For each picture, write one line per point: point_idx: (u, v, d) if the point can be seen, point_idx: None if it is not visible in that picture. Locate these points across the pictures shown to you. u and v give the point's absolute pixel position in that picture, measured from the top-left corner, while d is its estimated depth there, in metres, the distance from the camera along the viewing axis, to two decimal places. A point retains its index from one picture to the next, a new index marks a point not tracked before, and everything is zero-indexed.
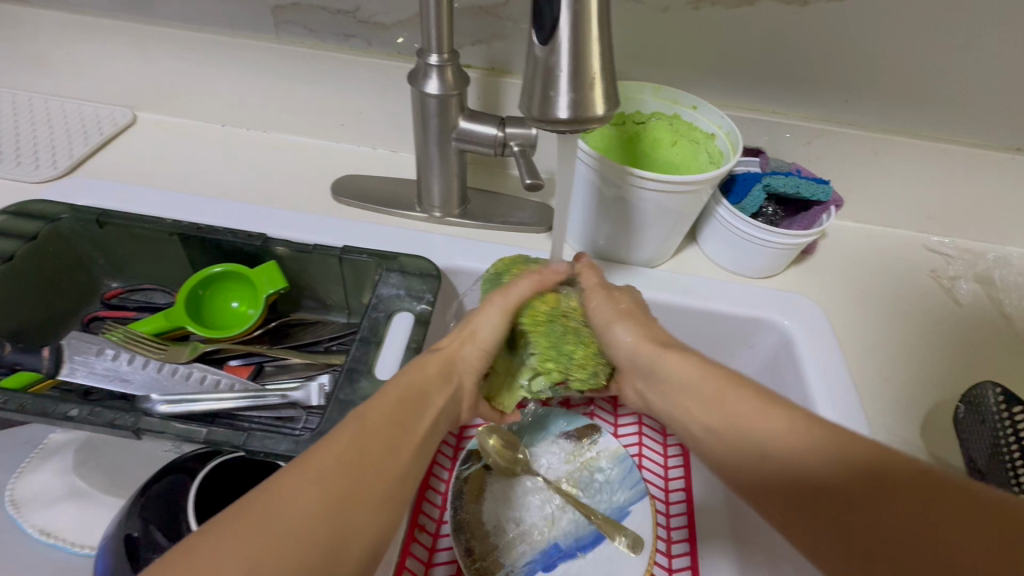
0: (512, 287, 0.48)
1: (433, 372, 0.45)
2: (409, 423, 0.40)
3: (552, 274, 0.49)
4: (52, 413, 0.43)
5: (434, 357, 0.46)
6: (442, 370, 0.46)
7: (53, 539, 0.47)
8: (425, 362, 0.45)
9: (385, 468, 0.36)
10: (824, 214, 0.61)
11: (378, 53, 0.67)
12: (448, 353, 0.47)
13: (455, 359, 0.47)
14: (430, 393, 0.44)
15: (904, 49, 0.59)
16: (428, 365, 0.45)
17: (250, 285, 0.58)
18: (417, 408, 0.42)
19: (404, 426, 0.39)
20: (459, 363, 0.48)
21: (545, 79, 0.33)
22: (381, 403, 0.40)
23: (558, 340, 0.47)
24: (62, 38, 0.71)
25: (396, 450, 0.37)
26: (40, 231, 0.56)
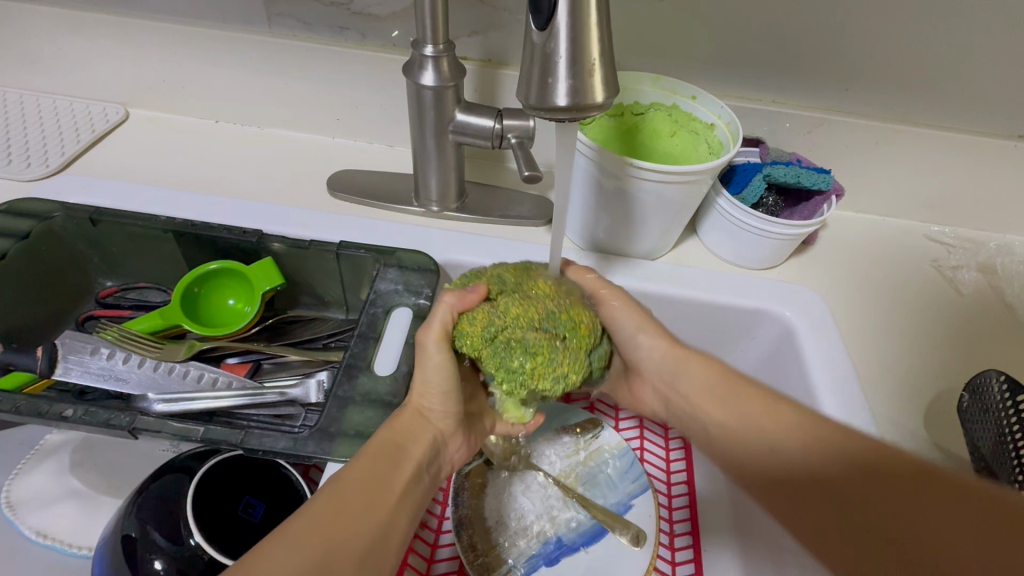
0: (432, 316, 0.43)
1: (405, 425, 0.43)
2: (382, 482, 0.39)
3: (471, 295, 0.43)
4: (46, 413, 0.42)
5: (403, 411, 0.44)
6: (413, 422, 0.44)
7: (51, 540, 0.46)
8: (395, 418, 0.43)
9: (361, 531, 0.37)
10: (824, 204, 0.60)
11: (373, 45, 0.66)
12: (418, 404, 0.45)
13: (423, 411, 0.45)
14: (405, 447, 0.42)
15: (906, 35, 0.58)
16: (399, 419, 0.43)
17: (247, 282, 0.58)
18: (393, 462, 0.41)
19: (380, 487, 0.39)
20: (428, 415, 0.45)
21: (543, 65, 0.32)
22: (354, 465, 0.39)
23: (497, 356, 0.42)
24: (51, 33, 0.70)
25: (368, 515, 0.38)
26: (32, 230, 0.55)
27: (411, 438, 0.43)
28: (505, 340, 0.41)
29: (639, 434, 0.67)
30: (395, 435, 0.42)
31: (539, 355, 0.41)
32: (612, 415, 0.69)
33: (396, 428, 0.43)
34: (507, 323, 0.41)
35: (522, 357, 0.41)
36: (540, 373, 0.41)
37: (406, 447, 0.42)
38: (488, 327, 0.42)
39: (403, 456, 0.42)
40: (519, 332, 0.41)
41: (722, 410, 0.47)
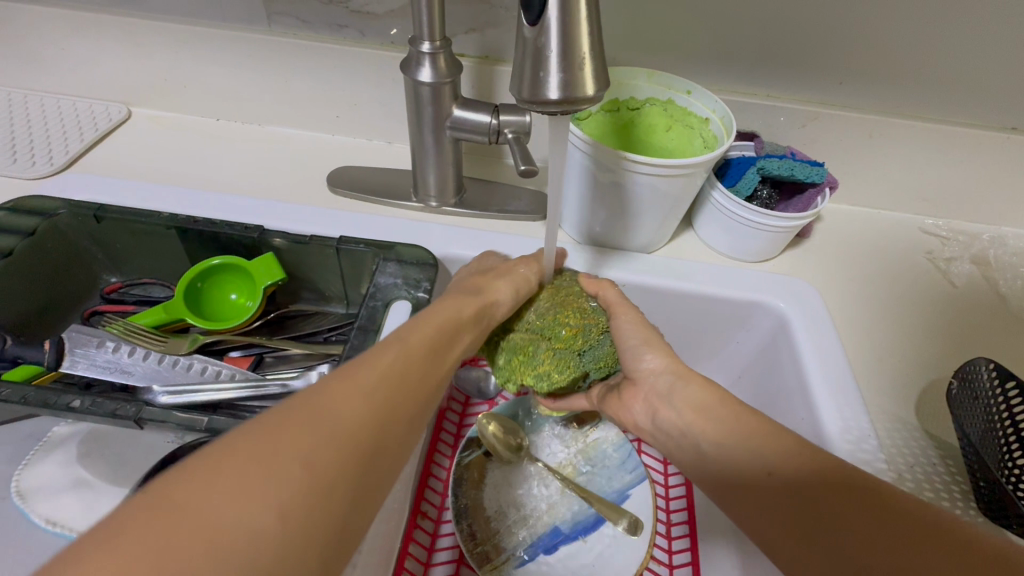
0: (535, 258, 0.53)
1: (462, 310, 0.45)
2: (433, 353, 0.40)
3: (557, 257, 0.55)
4: (54, 404, 0.43)
5: (464, 301, 0.46)
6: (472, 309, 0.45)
7: (61, 528, 0.47)
8: (454, 303, 0.45)
9: (423, 392, 0.37)
10: (818, 196, 0.61)
11: (371, 43, 0.67)
12: (478, 292, 0.47)
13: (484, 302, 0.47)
14: (459, 335, 0.43)
15: (899, 29, 0.58)
16: (458, 307, 0.45)
17: (248, 277, 0.59)
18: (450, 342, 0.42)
19: (434, 356, 0.40)
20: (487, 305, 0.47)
21: (535, 59, 0.33)
22: (419, 333, 0.40)
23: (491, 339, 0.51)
24: (54, 34, 0.71)
25: (431, 374, 0.38)
26: (38, 227, 0.56)
27: (464, 321, 0.44)
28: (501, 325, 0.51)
29: None
30: (453, 315, 0.44)
31: (520, 353, 0.48)
32: None
33: (449, 308, 0.44)
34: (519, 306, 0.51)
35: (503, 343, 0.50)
36: (520, 368, 0.48)
37: (458, 330, 0.43)
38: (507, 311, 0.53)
39: (456, 338, 0.43)
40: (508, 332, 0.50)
41: (714, 428, 0.42)
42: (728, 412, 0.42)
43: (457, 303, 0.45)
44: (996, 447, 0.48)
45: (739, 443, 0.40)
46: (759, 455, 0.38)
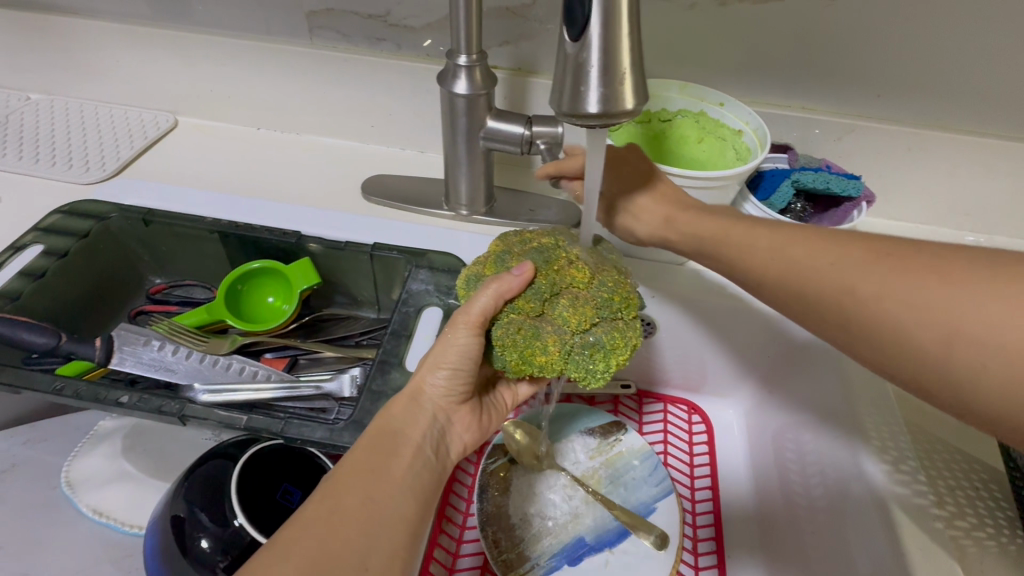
0: (471, 303, 0.43)
1: (399, 411, 0.44)
2: (379, 465, 0.40)
3: (508, 278, 0.43)
4: (105, 399, 0.46)
5: (399, 398, 0.45)
6: (410, 407, 0.44)
7: (106, 518, 0.49)
8: (388, 409, 0.44)
9: (371, 524, 0.37)
10: (855, 210, 0.60)
11: (407, 55, 0.69)
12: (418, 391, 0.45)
13: (421, 390, 0.45)
14: (403, 433, 0.43)
15: (940, 41, 0.58)
16: (393, 407, 0.44)
17: (286, 281, 0.61)
18: (393, 446, 0.41)
19: (378, 474, 0.39)
20: (428, 391, 0.45)
21: (576, 74, 0.33)
22: (356, 453, 0.40)
23: (581, 367, 0.44)
24: (111, 47, 0.75)
25: (376, 493, 0.38)
26: (91, 229, 0.59)
27: (403, 420, 0.43)
28: (574, 351, 0.44)
29: (664, 438, 0.67)
30: (393, 423, 0.43)
31: (612, 343, 0.44)
32: (636, 418, 0.68)
33: (390, 415, 0.43)
34: (563, 333, 0.44)
35: (603, 361, 0.44)
36: (608, 358, 0.44)
37: (401, 430, 0.43)
38: (549, 347, 0.44)
39: (399, 438, 0.42)
40: (557, 339, 0.44)
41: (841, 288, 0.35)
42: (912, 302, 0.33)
43: (392, 409, 0.44)
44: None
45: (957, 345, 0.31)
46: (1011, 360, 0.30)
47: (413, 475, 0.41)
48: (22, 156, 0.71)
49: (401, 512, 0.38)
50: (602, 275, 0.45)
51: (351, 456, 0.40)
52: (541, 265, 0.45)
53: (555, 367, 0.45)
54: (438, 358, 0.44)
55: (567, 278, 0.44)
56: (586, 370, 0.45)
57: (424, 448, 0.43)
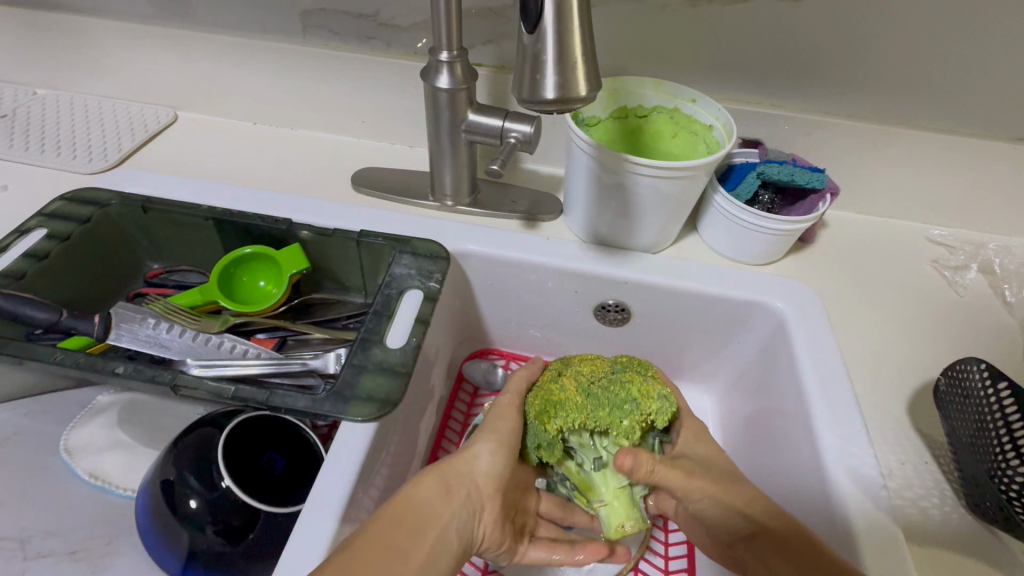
0: (509, 384, 0.57)
1: (429, 485, 0.46)
2: (405, 542, 0.42)
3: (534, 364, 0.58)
4: (101, 369, 0.49)
5: (430, 472, 0.47)
6: (441, 480, 0.47)
7: (102, 481, 0.52)
8: (420, 481, 0.46)
9: None
10: (820, 202, 0.63)
11: (396, 53, 0.72)
12: (462, 465, 0.50)
13: (456, 469, 0.49)
14: (429, 508, 0.45)
15: (898, 42, 0.61)
16: (426, 477, 0.47)
17: (276, 266, 0.63)
18: (417, 525, 0.44)
19: (399, 551, 0.41)
20: (465, 476, 0.49)
21: (533, 63, 0.36)
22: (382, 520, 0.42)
23: (603, 398, 0.54)
24: (114, 44, 0.78)
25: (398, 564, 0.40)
26: (92, 215, 0.63)
27: (434, 497, 0.46)
28: (593, 387, 0.54)
29: None
30: (428, 492, 0.46)
31: (627, 381, 0.54)
32: None
33: (422, 485, 0.46)
34: (580, 376, 0.55)
35: (622, 390, 0.54)
36: (632, 389, 0.54)
37: (430, 506, 0.45)
38: (566, 387, 0.54)
39: (428, 518, 0.45)
40: (581, 385, 0.54)
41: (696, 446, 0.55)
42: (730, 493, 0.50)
43: (429, 480, 0.47)
44: (971, 451, 0.48)
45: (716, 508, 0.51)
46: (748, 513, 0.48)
47: (432, 558, 0.43)
48: (28, 147, 0.74)
49: None
50: (624, 363, 0.57)
51: (383, 516, 0.42)
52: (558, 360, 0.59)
53: (578, 405, 0.53)
54: (481, 442, 0.52)
55: (582, 360, 0.57)
56: (607, 409, 0.54)
57: (450, 529, 0.46)
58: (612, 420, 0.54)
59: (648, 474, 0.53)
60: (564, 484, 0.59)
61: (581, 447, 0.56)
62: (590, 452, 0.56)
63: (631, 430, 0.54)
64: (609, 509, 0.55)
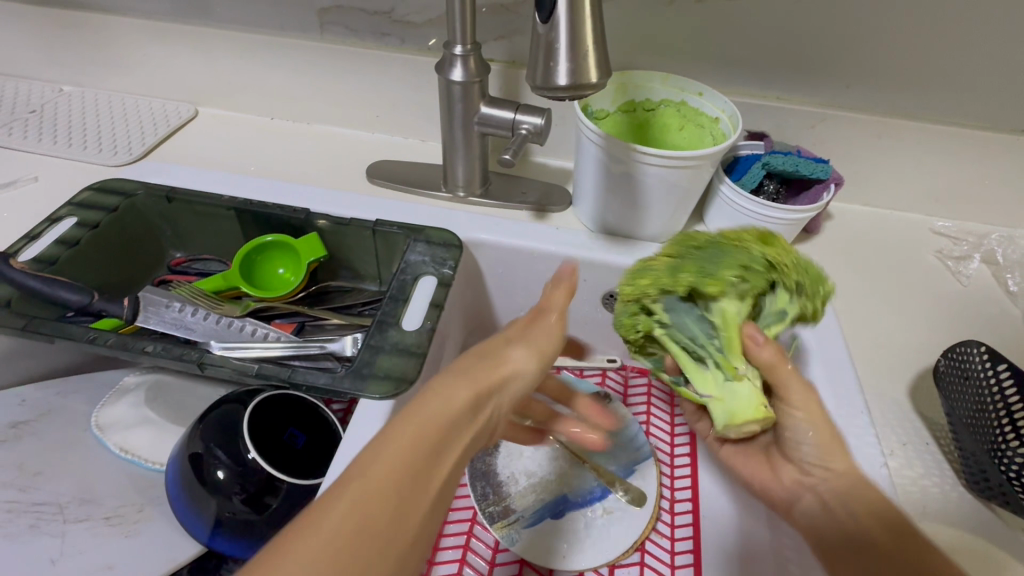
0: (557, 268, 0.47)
1: (459, 397, 0.39)
2: (429, 461, 0.35)
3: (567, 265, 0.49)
4: (132, 347, 0.51)
5: (464, 380, 0.40)
6: (473, 393, 0.40)
7: (131, 455, 0.55)
8: (450, 390, 0.39)
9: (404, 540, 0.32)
10: (824, 191, 0.64)
11: (410, 49, 0.75)
12: (492, 377, 0.41)
13: (494, 382, 0.41)
14: (461, 424, 0.38)
15: (900, 35, 0.62)
16: (458, 387, 0.39)
17: (295, 254, 0.66)
18: (444, 442, 0.37)
19: (421, 474, 0.34)
20: (500, 386, 0.42)
21: (547, 52, 0.38)
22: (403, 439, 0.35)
23: (732, 258, 0.49)
24: (138, 42, 0.81)
25: (415, 492, 0.33)
26: (119, 205, 0.65)
27: (461, 413, 0.38)
28: (712, 250, 0.50)
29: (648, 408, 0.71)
30: (448, 401, 0.38)
31: (748, 242, 0.50)
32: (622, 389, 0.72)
33: (438, 395, 0.39)
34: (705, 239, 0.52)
35: (741, 257, 0.49)
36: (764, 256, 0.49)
37: (458, 421, 0.38)
38: (683, 251, 0.52)
39: (455, 433, 0.37)
40: (700, 252, 0.51)
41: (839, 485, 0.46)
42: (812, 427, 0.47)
43: (448, 390, 0.39)
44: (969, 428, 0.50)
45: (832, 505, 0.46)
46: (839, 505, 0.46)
47: (452, 478, 0.36)
48: (57, 140, 0.77)
49: (430, 521, 0.34)
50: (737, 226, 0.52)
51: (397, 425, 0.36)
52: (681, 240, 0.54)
53: (697, 254, 0.51)
54: (518, 351, 0.44)
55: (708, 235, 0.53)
56: (732, 250, 0.50)
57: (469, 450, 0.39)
58: (723, 286, 0.49)
59: (771, 361, 0.49)
60: (702, 339, 0.52)
61: (708, 304, 0.52)
62: (688, 320, 0.53)
63: (761, 278, 0.49)
64: (749, 386, 0.50)
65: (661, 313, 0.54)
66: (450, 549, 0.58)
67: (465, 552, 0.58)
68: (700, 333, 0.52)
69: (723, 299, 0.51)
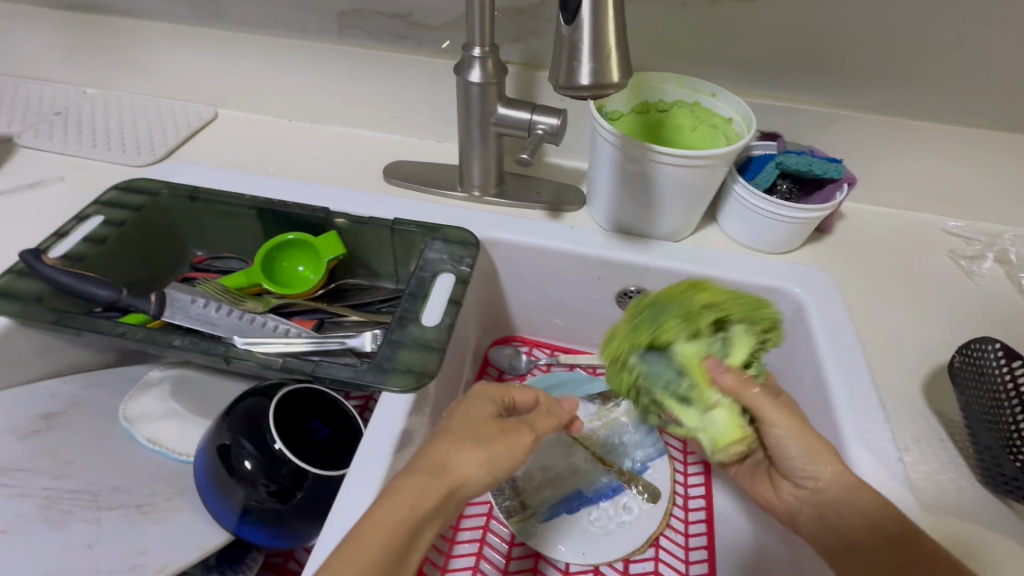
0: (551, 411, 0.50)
1: (421, 500, 0.40)
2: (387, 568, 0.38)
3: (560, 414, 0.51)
4: (160, 341, 0.53)
5: (432, 485, 0.40)
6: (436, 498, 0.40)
7: (159, 446, 0.56)
8: (407, 491, 0.40)
9: None
10: (838, 191, 0.65)
11: (427, 52, 0.76)
12: (452, 478, 0.41)
13: (460, 484, 0.41)
14: (424, 527, 0.40)
15: (912, 37, 0.63)
16: (427, 494, 0.40)
17: (314, 252, 0.67)
18: (405, 549, 0.39)
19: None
20: (464, 486, 0.42)
21: (570, 52, 0.39)
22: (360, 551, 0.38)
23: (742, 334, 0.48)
24: (161, 46, 0.83)
25: None
26: (144, 204, 0.67)
27: (422, 518, 0.40)
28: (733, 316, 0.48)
29: None
30: (408, 502, 0.39)
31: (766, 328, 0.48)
32: None
33: (399, 497, 0.40)
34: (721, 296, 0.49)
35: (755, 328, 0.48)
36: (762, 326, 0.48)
37: (420, 526, 0.40)
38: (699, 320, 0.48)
39: (415, 535, 0.39)
40: (718, 312, 0.48)
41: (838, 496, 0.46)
42: (827, 460, 0.47)
43: (411, 487, 0.40)
44: (983, 425, 0.50)
45: (835, 513, 0.46)
46: (830, 505, 0.46)
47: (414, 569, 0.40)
48: (81, 141, 0.79)
49: None
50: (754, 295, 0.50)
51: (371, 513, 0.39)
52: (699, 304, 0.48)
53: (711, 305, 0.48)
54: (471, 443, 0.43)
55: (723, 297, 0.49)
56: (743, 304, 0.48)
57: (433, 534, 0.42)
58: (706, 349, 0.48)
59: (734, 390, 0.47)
60: (668, 383, 0.48)
61: (709, 344, 0.48)
62: (698, 346, 0.48)
63: (750, 344, 0.48)
64: (720, 413, 0.47)
65: (683, 343, 0.48)
66: (467, 543, 0.60)
67: (482, 545, 0.60)
68: (672, 378, 0.48)
69: (730, 337, 0.48)
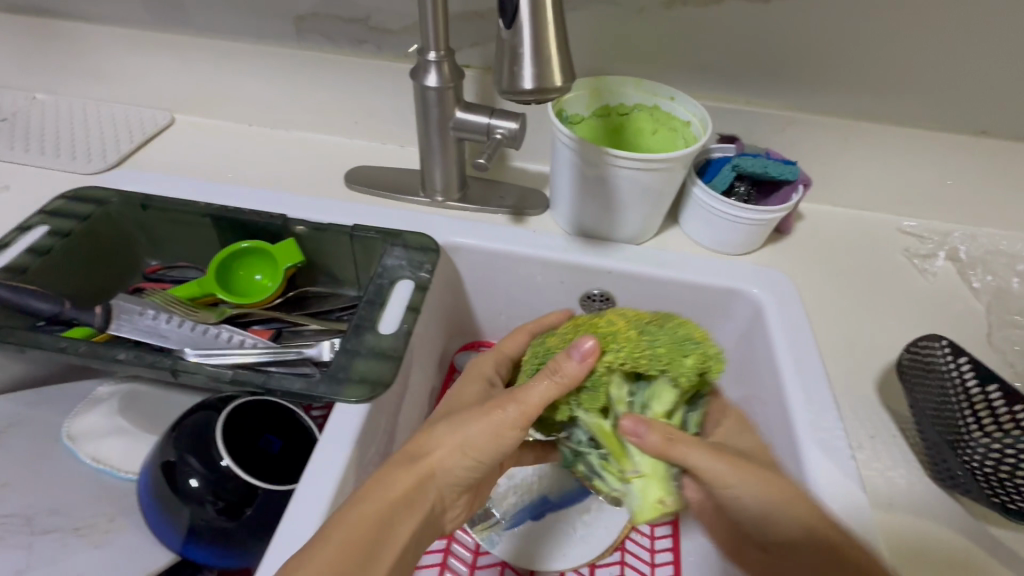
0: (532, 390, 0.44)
1: (403, 480, 0.44)
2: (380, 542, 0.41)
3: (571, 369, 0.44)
4: (104, 356, 0.51)
5: (409, 471, 0.44)
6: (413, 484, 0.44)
7: (105, 464, 0.54)
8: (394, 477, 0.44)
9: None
10: (794, 193, 0.66)
11: (387, 56, 0.75)
12: (427, 465, 0.45)
13: (436, 467, 0.45)
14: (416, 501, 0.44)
15: (860, 41, 0.64)
16: (400, 480, 0.44)
17: (272, 260, 0.65)
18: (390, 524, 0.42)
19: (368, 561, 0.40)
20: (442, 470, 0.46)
21: (511, 57, 0.39)
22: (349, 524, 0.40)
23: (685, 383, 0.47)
24: (114, 50, 0.81)
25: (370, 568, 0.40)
26: (92, 212, 0.65)
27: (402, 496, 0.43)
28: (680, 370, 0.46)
29: None
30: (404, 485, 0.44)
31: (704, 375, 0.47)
32: None
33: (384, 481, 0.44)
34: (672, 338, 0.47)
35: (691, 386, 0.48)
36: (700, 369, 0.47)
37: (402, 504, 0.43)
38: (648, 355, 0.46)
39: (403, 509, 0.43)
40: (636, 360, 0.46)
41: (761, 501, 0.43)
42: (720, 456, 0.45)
43: (396, 476, 0.44)
44: (931, 421, 0.51)
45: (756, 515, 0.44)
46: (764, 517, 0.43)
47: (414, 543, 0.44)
48: (28, 148, 0.76)
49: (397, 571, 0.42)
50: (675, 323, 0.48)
51: (356, 511, 0.41)
52: (648, 332, 0.47)
53: (633, 341, 0.46)
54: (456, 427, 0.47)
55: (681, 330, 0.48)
56: (669, 360, 0.46)
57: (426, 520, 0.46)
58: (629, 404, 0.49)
59: (659, 451, 0.46)
60: (587, 447, 0.51)
61: (619, 403, 0.49)
62: (622, 392, 0.49)
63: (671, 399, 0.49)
64: (644, 482, 0.48)
65: (592, 414, 0.49)
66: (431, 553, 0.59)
67: (446, 555, 0.59)
68: (585, 441, 0.51)
69: (656, 391, 0.49)
